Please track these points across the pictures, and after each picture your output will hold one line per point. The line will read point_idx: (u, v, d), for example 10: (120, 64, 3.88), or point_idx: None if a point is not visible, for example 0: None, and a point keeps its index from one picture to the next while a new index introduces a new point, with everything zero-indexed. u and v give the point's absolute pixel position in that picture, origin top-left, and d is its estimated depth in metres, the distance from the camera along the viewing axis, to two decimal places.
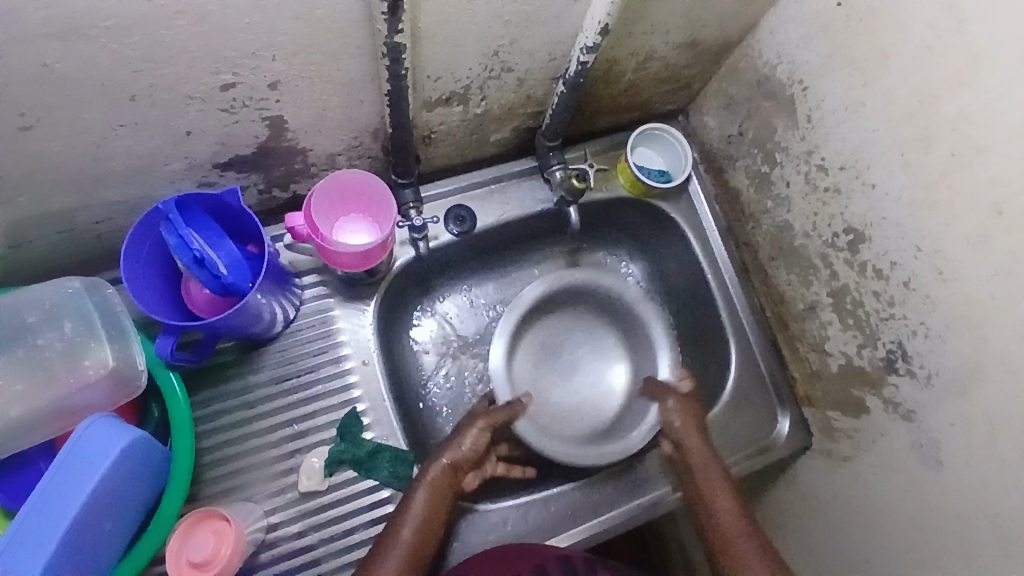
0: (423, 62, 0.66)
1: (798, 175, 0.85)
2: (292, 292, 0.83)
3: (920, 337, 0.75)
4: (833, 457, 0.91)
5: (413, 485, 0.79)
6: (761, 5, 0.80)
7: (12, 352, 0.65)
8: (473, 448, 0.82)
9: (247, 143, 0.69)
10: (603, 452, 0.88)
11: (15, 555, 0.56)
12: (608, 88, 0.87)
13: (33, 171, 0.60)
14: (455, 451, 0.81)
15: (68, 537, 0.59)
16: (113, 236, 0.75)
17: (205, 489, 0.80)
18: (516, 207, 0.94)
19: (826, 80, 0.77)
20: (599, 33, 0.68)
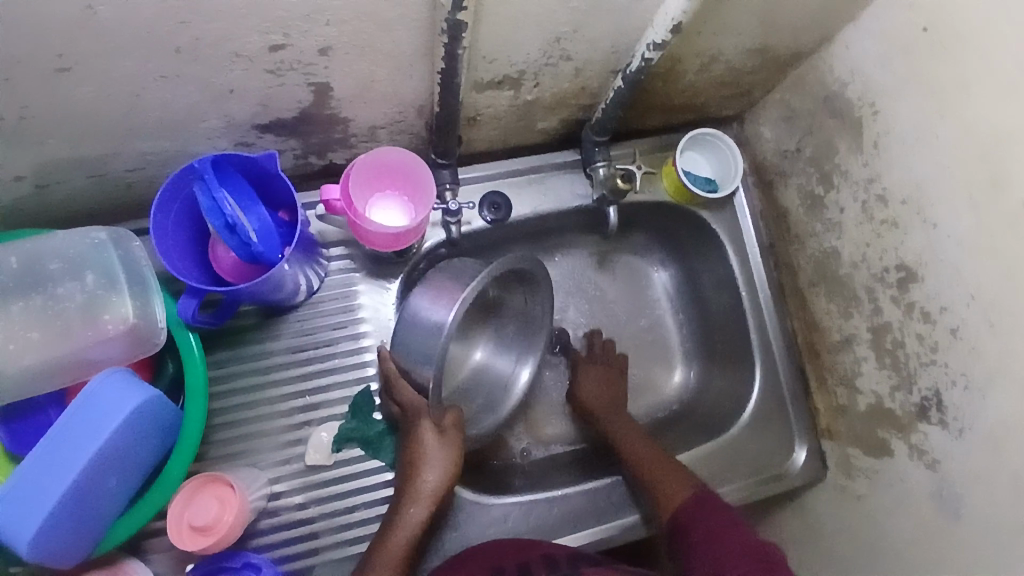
0: (481, 41, 0.63)
1: (854, 203, 0.81)
2: (319, 263, 0.81)
3: (959, 388, 0.72)
4: (846, 494, 0.89)
5: (411, 502, 0.73)
6: (840, 18, 0.75)
7: (30, 300, 0.64)
8: (453, 472, 0.75)
9: (289, 107, 0.67)
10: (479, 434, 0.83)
11: (21, 507, 0.58)
12: (665, 87, 0.83)
13: (68, 114, 0.58)
14: (451, 466, 0.74)
15: (70, 492, 0.59)
16: (143, 186, 0.74)
17: (212, 450, 0.80)
18: (553, 200, 0.91)
19: (900, 106, 0.73)
20: (670, 30, 0.64)
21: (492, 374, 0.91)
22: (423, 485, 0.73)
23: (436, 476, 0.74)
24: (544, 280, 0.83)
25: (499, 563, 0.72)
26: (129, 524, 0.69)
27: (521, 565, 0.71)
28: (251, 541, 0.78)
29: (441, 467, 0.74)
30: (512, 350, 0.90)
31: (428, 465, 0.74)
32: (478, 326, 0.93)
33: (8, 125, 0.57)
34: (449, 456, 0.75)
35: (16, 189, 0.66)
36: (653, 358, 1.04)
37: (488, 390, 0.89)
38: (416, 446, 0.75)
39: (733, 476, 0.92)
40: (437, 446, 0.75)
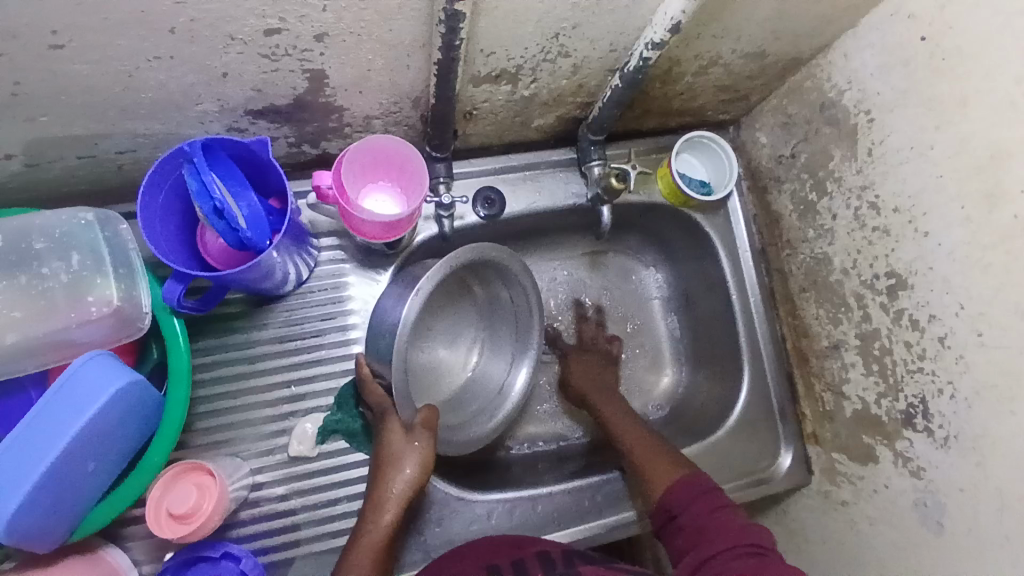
0: (479, 34, 0.62)
1: (847, 209, 0.82)
2: (309, 252, 0.80)
3: (945, 397, 0.72)
4: (830, 499, 0.89)
5: (380, 506, 0.72)
6: (839, 26, 0.75)
7: (14, 280, 0.62)
8: (422, 474, 0.73)
9: (284, 93, 0.66)
10: (465, 444, 0.80)
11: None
12: (664, 88, 0.83)
13: (60, 92, 0.57)
14: (420, 470, 0.72)
15: (50, 474, 0.58)
16: (134, 168, 0.73)
17: (195, 437, 0.79)
18: (547, 197, 0.91)
19: (895, 115, 0.73)
20: (669, 29, 0.64)
21: (484, 383, 0.89)
22: (390, 488, 0.72)
23: (403, 478, 0.72)
24: (526, 275, 0.82)
25: (491, 561, 0.72)
26: (107, 509, 0.68)
27: (516, 562, 0.72)
28: (230, 531, 0.78)
29: (409, 467, 0.72)
30: (506, 353, 0.89)
31: (394, 466, 0.72)
32: (470, 333, 0.93)
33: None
34: (416, 457, 0.72)
35: (5, 167, 0.65)
36: (641, 359, 1.05)
37: (482, 398, 0.88)
38: (385, 447, 0.74)
39: (717, 478, 0.92)
40: (405, 447, 0.73)
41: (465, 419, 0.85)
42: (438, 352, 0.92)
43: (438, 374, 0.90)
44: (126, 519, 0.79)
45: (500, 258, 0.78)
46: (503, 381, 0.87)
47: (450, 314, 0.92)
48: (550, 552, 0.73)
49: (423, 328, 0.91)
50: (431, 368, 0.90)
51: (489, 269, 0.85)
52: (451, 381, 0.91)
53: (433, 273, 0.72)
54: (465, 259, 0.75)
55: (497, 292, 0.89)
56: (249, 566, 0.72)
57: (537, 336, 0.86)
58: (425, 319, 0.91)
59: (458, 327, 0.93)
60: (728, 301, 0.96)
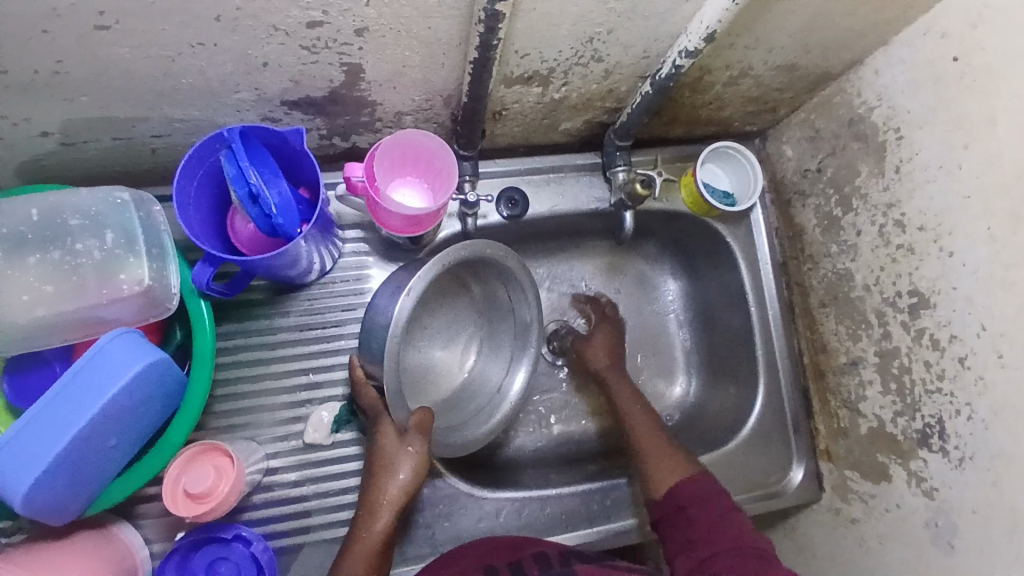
0: (515, 35, 0.63)
1: (871, 226, 0.81)
2: (334, 243, 0.81)
3: (962, 418, 0.72)
4: (840, 517, 0.89)
5: (373, 510, 0.72)
6: (872, 42, 0.75)
7: (47, 255, 0.63)
8: (417, 477, 0.73)
9: (319, 86, 0.67)
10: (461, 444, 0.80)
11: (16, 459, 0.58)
12: (693, 97, 0.83)
13: (102, 73, 0.58)
14: (413, 475, 0.73)
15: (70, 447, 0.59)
16: (167, 152, 0.75)
17: (213, 420, 0.80)
18: (570, 200, 0.92)
19: (924, 133, 0.73)
20: (704, 38, 0.64)
21: (481, 382, 0.89)
22: (384, 493, 0.73)
23: (397, 483, 0.72)
24: (524, 274, 0.82)
25: (489, 561, 0.73)
26: (125, 486, 0.69)
27: (512, 564, 0.72)
28: (242, 514, 0.79)
29: (404, 472, 0.73)
30: (506, 353, 0.89)
31: (390, 471, 0.73)
32: (467, 332, 0.93)
33: (41, 79, 0.57)
34: (410, 462, 0.73)
35: (41, 145, 0.67)
36: (654, 367, 1.04)
37: (480, 397, 0.88)
38: (379, 450, 0.74)
39: (726, 489, 0.91)
40: (399, 452, 0.73)
41: (461, 419, 0.85)
42: (434, 353, 0.92)
43: (434, 374, 0.91)
44: (140, 498, 0.80)
45: (495, 255, 0.78)
46: (500, 382, 0.87)
47: (447, 313, 0.93)
48: (547, 554, 0.73)
49: (418, 329, 0.91)
50: (427, 368, 0.91)
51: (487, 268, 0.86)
52: (449, 381, 0.91)
53: (427, 271, 0.72)
54: (459, 256, 0.75)
55: (494, 292, 0.89)
56: (260, 549, 0.74)
57: (535, 335, 0.85)
58: (421, 318, 0.91)
59: (455, 329, 0.94)
60: (745, 313, 0.96)
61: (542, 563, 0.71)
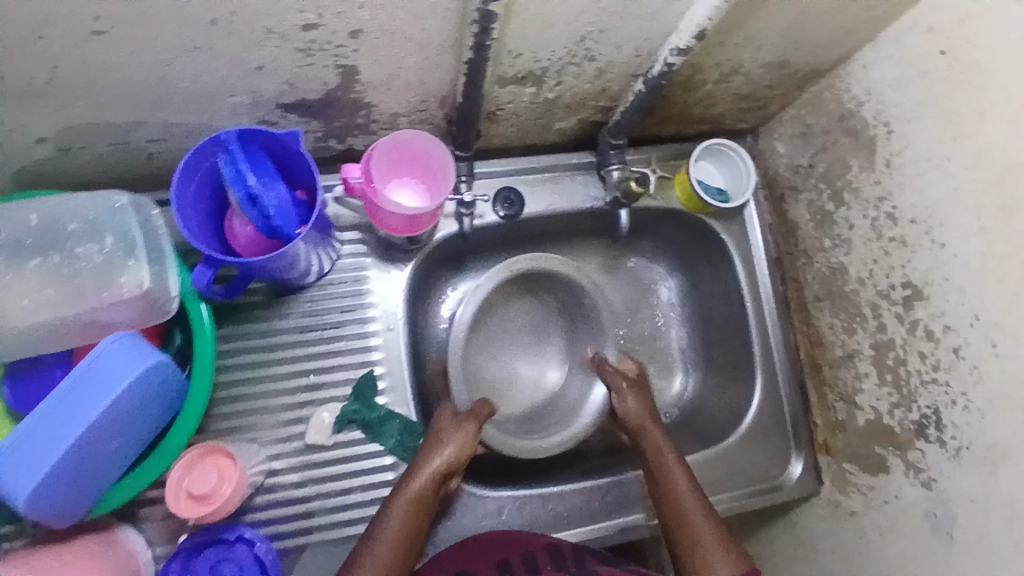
0: (509, 36, 0.64)
1: (864, 220, 0.82)
2: (332, 246, 0.82)
3: (957, 408, 0.72)
4: (839, 510, 0.89)
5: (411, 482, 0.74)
6: (861, 38, 0.76)
7: (47, 259, 0.63)
8: (462, 455, 0.78)
9: (315, 89, 0.68)
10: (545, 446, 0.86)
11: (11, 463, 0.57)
12: (685, 95, 0.84)
13: (96, 79, 0.59)
14: (458, 449, 0.77)
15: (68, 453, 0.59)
16: (164, 157, 0.76)
17: (214, 423, 0.81)
18: (566, 200, 0.92)
19: (913, 127, 0.74)
20: (694, 36, 0.65)
21: (577, 395, 0.95)
22: (428, 462, 0.76)
23: (444, 454, 0.77)
24: (596, 291, 0.93)
25: (501, 556, 0.74)
26: (126, 491, 0.70)
27: (525, 555, 0.74)
28: (245, 516, 0.79)
29: (454, 450, 0.77)
30: (586, 368, 0.96)
31: (437, 444, 0.78)
32: (548, 344, 1.01)
33: (36, 85, 0.57)
34: (460, 440, 0.78)
35: (36, 151, 0.67)
36: (653, 366, 1.04)
37: (575, 407, 0.94)
38: (433, 428, 0.80)
39: (725, 485, 0.92)
40: (453, 432, 0.79)
41: (551, 429, 0.92)
42: (515, 370, 0.99)
43: (513, 385, 0.98)
44: (142, 501, 0.81)
45: (562, 269, 0.91)
46: (582, 394, 0.95)
47: (518, 323, 1.00)
48: (558, 547, 0.76)
49: (498, 341, 0.99)
50: (507, 378, 0.98)
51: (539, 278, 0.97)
52: (528, 394, 0.98)
53: (494, 274, 0.88)
54: (522, 267, 0.89)
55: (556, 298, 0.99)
56: (263, 551, 0.76)
57: (610, 347, 0.94)
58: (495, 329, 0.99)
59: (542, 347, 1.01)
60: (741, 309, 0.97)
61: (555, 555, 0.74)
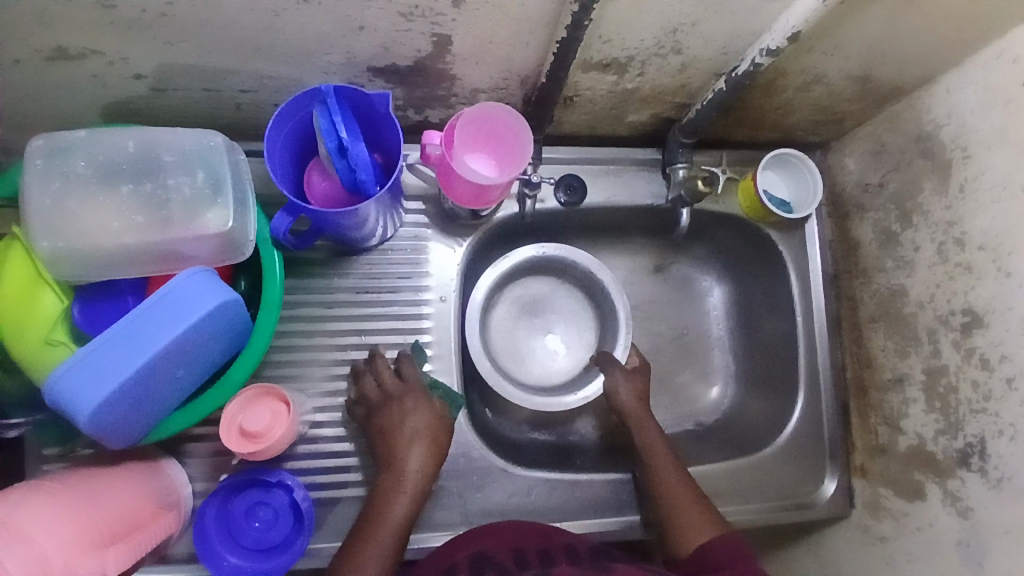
0: (604, 20, 0.65)
1: (930, 243, 0.81)
2: (398, 213, 0.83)
3: (1004, 439, 0.72)
4: (869, 535, 0.88)
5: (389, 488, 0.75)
6: (950, 59, 0.75)
7: (140, 186, 0.66)
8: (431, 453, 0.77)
9: (407, 55, 0.70)
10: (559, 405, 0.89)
11: (85, 378, 0.59)
12: (763, 100, 0.84)
13: (204, 21, 0.61)
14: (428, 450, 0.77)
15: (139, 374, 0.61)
16: (250, 108, 0.78)
17: (266, 370, 0.83)
18: (628, 193, 0.93)
19: (992, 153, 0.73)
20: (787, 37, 0.66)
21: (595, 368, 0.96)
22: (402, 468, 0.75)
23: (415, 458, 0.76)
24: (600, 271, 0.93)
25: (518, 545, 0.75)
26: (181, 421, 0.72)
27: (540, 549, 0.74)
28: (285, 462, 0.82)
29: (422, 441, 0.77)
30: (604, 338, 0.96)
31: (404, 446, 0.76)
32: (574, 316, 1.01)
33: (148, 19, 0.60)
34: (424, 438, 0.77)
35: (134, 87, 0.71)
36: (692, 370, 1.04)
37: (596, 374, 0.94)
38: (393, 427, 0.77)
39: (754, 495, 0.92)
40: (414, 420, 0.78)
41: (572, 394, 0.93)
42: (552, 332, 1.01)
43: (546, 357, 0.99)
44: (187, 436, 0.83)
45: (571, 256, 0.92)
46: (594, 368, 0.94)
47: (543, 297, 1.01)
48: (575, 546, 0.76)
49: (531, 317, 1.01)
50: (538, 349, 1.00)
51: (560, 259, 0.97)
52: (562, 363, 0.99)
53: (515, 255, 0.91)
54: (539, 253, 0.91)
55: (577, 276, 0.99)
56: (300, 496, 0.77)
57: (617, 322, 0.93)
58: (526, 305, 1.01)
59: (577, 308, 1.02)
60: (790, 322, 0.96)
61: (569, 552, 0.74)
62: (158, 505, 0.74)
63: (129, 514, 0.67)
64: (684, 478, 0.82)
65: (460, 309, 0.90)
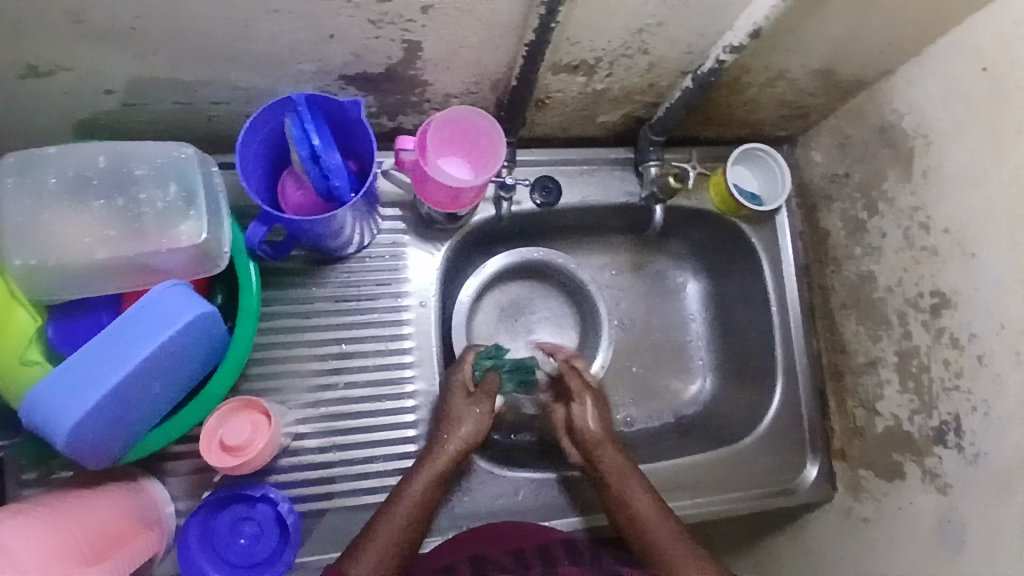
0: (572, 22, 0.66)
1: (896, 230, 0.84)
2: (374, 220, 0.84)
3: (977, 415, 0.74)
4: (851, 517, 0.90)
5: (420, 467, 0.79)
6: (907, 51, 0.78)
7: (112, 200, 0.66)
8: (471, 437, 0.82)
9: (378, 62, 0.70)
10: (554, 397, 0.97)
11: (58, 400, 0.58)
12: (729, 97, 0.86)
13: (173, 33, 0.61)
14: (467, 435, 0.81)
15: (113, 393, 0.59)
16: (222, 120, 0.78)
17: (246, 383, 0.83)
18: (601, 192, 0.95)
19: (952, 140, 0.76)
20: (749, 34, 0.68)
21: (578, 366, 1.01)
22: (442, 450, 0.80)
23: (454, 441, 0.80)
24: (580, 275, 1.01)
25: (517, 546, 0.75)
26: (161, 437, 0.71)
27: (539, 547, 0.74)
28: (269, 476, 0.81)
29: (468, 432, 0.81)
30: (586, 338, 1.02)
31: (450, 428, 0.81)
32: (553, 320, 1.03)
33: (117, 33, 0.60)
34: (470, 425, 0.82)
35: (103, 102, 0.70)
36: (673, 365, 1.05)
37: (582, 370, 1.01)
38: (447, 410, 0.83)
39: (740, 483, 0.93)
40: (470, 414, 0.83)
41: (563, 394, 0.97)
42: (535, 334, 1.02)
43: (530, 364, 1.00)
44: (169, 454, 0.82)
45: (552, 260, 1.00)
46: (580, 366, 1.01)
47: (523, 303, 1.02)
48: (573, 542, 0.76)
49: (512, 325, 1.01)
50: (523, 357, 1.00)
51: (540, 265, 1.01)
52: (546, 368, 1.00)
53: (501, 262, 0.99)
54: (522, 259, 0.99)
55: (556, 282, 1.02)
56: (285, 510, 0.77)
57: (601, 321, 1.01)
58: (506, 313, 1.01)
59: (558, 310, 1.03)
60: (766, 313, 0.98)
61: (568, 547, 0.74)
62: (140, 523, 0.73)
63: (112, 532, 0.66)
64: (660, 510, 0.80)
65: (440, 314, 0.90)
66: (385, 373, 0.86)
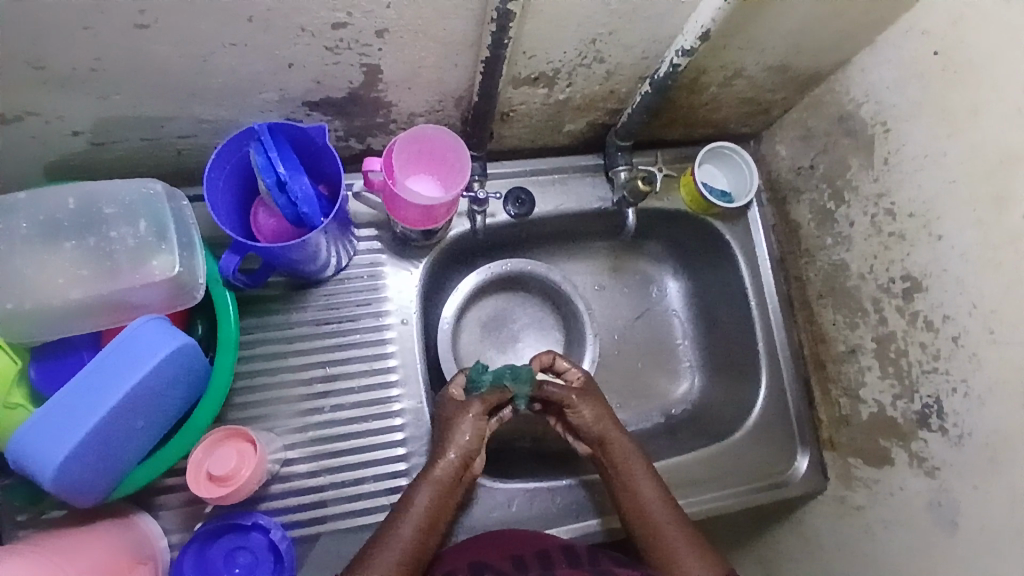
0: (524, 36, 0.68)
1: (864, 217, 0.85)
2: (350, 241, 0.85)
3: (958, 395, 0.75)
4: (845, 505, 0.90)
5: (419, 482, 0.78)
6: (858, 42, 0.80)
7: (83, 241, 0.67)
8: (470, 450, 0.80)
9: (340, 87, 0.72)
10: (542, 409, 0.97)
11: (40, 442, 0.58)
12: (690, 98, 0.88)
13: (134, 72, 0.62)
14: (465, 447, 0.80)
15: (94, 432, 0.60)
16: (191, 154, 0.79)
17: (231, 412, 0.83)
18: (574, 199, 0.96)
19: (909, 125, 0.77)
20: (699, 37, 0.69)
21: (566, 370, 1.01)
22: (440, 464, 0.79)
23: (452, 456, 0.79)
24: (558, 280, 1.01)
25: (516, 551, 0.75)
26: (147, 472, 0.71)
27: (539, 552, 0.75)
28: (261, 504, 0.81)
29: (464, 443, 0.80)
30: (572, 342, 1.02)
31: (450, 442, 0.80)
32: (536, 327, 1.04)
33: (78, 76, 0.61)
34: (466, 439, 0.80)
35: (72, 144, 0.71)
36: (658, 365, 1.06)
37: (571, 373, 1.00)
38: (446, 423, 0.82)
39: (733, 479, 0.93)
40: (465, 426, 0.81)
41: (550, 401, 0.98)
42: (521, 342, 1.03)
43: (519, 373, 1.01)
44: (158, 489, 0.82)
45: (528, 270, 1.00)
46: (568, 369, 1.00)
47: (505, 315, 1.03)
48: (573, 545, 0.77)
49: (496, 338, 1.02)
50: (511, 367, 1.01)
51: (516, 275, 1.01)
52: None
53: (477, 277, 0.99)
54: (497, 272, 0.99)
55: (535, 290, 1.03)
56: (278, 537, 0.77)
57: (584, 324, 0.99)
58: (490, 327, 1.02)
59: (541, 317, 1.04)
60: (745, 307, 0.99)
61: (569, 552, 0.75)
62: (134, 558, 0.73)
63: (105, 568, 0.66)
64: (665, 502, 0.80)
65: (422, 329, 0.90)
66: (370, 393, 0.86)
